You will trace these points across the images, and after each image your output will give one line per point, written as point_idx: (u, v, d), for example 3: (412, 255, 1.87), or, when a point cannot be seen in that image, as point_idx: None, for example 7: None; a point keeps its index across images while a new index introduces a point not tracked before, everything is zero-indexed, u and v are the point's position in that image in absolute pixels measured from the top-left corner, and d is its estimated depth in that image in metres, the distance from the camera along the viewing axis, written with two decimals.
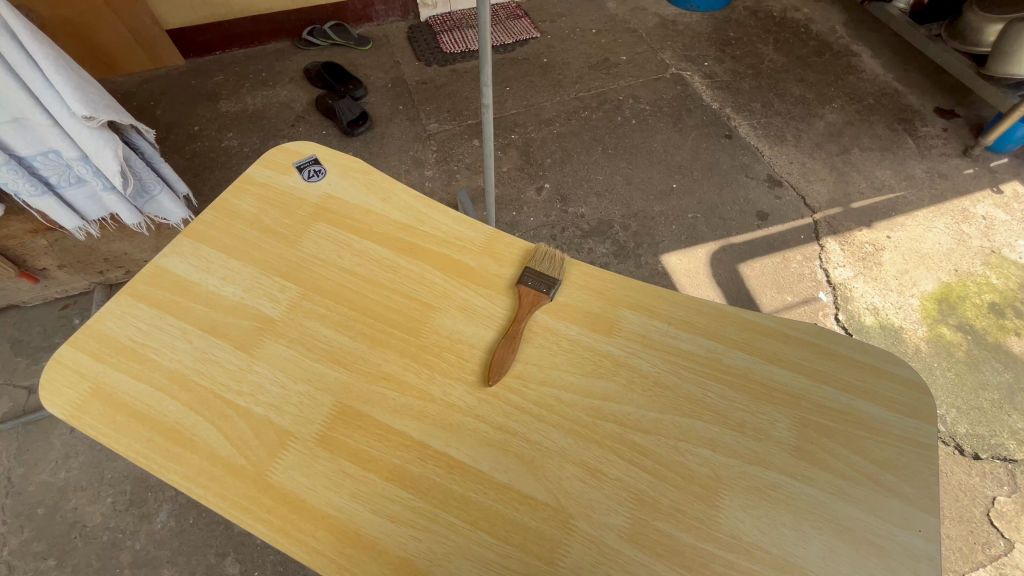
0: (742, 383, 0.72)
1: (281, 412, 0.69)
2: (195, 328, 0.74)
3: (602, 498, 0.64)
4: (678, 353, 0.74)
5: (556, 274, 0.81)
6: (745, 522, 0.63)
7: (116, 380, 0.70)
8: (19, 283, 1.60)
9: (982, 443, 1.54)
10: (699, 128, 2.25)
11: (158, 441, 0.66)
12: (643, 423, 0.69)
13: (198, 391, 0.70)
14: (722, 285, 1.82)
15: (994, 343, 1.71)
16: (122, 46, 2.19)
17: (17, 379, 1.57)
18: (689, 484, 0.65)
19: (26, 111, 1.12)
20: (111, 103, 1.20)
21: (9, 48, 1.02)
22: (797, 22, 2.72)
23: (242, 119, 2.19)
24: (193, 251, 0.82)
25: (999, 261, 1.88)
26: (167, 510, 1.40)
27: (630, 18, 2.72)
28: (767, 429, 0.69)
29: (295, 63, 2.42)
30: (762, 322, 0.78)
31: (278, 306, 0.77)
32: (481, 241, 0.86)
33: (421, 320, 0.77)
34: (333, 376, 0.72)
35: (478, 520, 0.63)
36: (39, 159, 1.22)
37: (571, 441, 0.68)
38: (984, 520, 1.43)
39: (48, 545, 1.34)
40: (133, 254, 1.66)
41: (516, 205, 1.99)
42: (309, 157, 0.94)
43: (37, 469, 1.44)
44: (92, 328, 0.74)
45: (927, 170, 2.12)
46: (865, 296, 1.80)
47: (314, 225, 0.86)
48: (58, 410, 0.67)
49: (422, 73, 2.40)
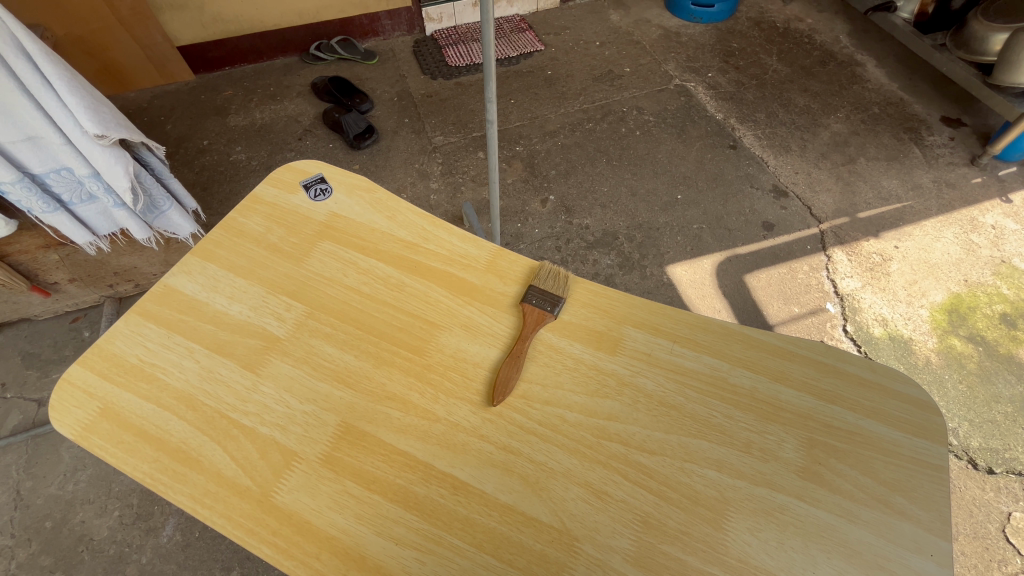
0: (747, 402, 0.71)
1: (286, 432, 0.69)
2: (202, 347, 0.75)
3: (607, 520, 0.64)
4: (683, 371, 0.74)
5: (559, 291, 0.81)
6: (752, 546, 0.62)
7: (125, 399, 0.71)
8: (30, 297, 1.62)
9: (996, 457, 1.51)
10: (703, 139, 2.26)
11: (165, 461, 0.66)
12: (647, 443, 0.69)
13: (205, 410, 0.70)
14: (729, 296, 1.82)
15: (1006, 354, 1.69)
16: (133, 62, 2.23)
17: (27, 392, 1.59)
18: (695, 505, 0.64)
19: (38, 130, 1.15)
20: (124, 122, 1.21)
21: (24, 70, 1.04)
22: (801, 32, 2.73)
23: (251, 132, 2.22)
24: (201, 270, 0.83)
25: (1009, 271, 1.86)
26: (173, 524, 1.41)
27: (633, 30, 2.74)
28: (774, 449, 0.68)
29: (301, 77, 2.45)
30: (767, 340, 0.77)
31: (283, 324, 0.78)
32: (485, 258, 0.86)
33: (426, 338, 0.77)
34: (338, 396, 0.72)
35: (482, 542, 0.62)
36: (51, 177, 1.24)
37: (576, 462, 0.67)
38: (999, 536, 1.41)
39: (55, 559, 1.35)
40: (143, 268, 1.68)
41: (521, 216, 2.00)
42: (316, 175, 0.95)
43: (45, 482, 1.45)
44: (101, 348, 0.75)
45: (934, 179, 2.11)
46: (874, 307, 1.78)
47: (319, 243, 0.87)
48: (66, 429, 0.68)
49: (427, 87, 2.42)
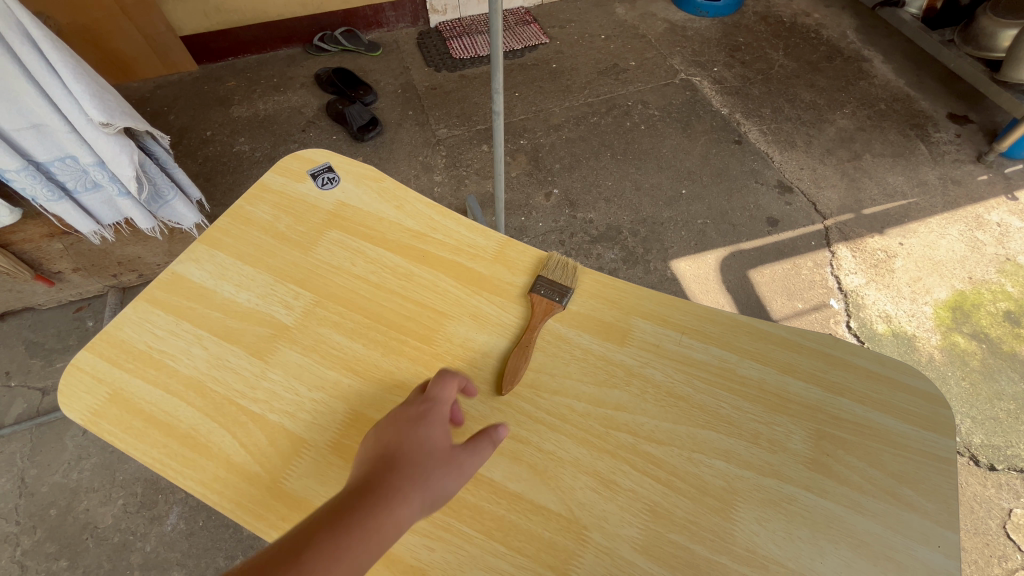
0: (755, 393, 0.71)
1: (295, 419, 0.69)
2: (210, 334, 0.75)
3: (615, 509, 0.64)
4: (691, 362, 0.74)
5: (568, 282, 0.80)
6: (760, 536, 0.62)
7: (134, 385, 0.71)
8: (35, 286, 1.62)
9: (998, 453, 1.51)
10: (708, 133, 2.25)
11: (175, 447, 0.67)
12: (656, 433, 0.69)
13: (213, 397, 0.70)
14: (732, 291, 1.82)
15: (1009, 352, 1.69)
16: (136, 51, 2.22)
17: (32, 380, 1.60)
18: (703, 495, 0.65)
19: (43, 117, 1.14)
20: (129, 110, 1.21)
21: (29, 56, 1.04)
22: (807, 27, 2.71)
23: (255, 123, 2.21)
24: (208, 258, 0.83)
25: (1014, 269, 1.86)
26: (177, 513, 1.41)
27: (639, 24, 2.72)
28: (783, 440, 0.68)
29: (305, 68, 2.44)
30: (775, 332, 0.77)
31: (291, 312, 0.78)
32: (493, 249, 0.86)
33: (434, 327, 0.77)
34: (346, 384, 0.72)
35: (490, 530, 0.63)
36: (56, 165, 1.24)
37: (584, 451, 0.67)
38: (999, 532, 1.41)
39: (60, 546, 1.35)
40: (147, 258, 1.68)
41: (525, 210, 2.00)
42: (323, 164, 0.94)
43: (50, 470, 1.45)
44: (109, 334, 0.75)
45: (939, 176, 2.10)
46: (877, 303, 1.78)
47: (327, 232, 0.86)
48: (76, 414, 0.69)
49: (432, 79, 2.41)
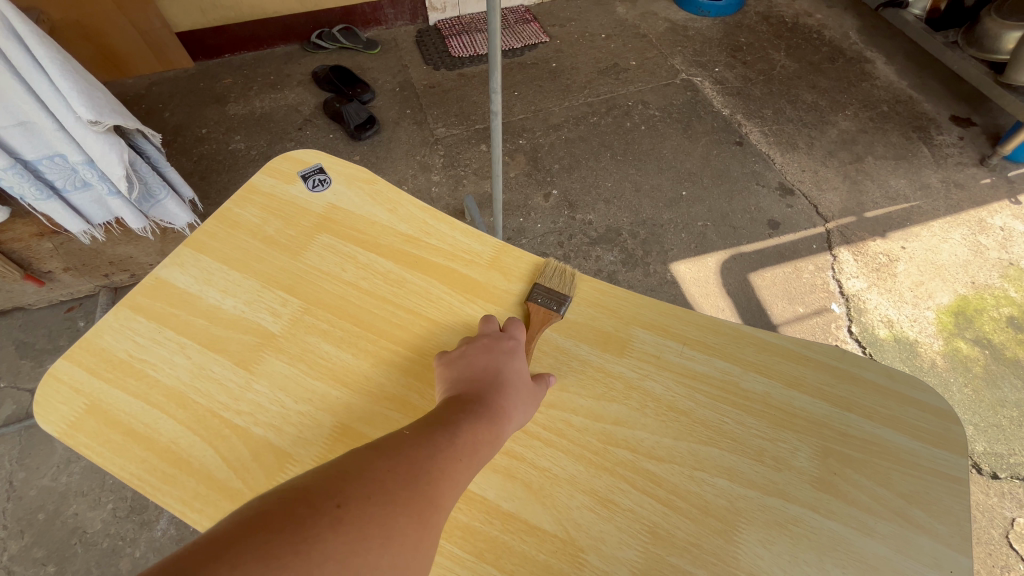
0: (760, 408, 0.69)
1: (281, 433, 0.67)
2: (194, 343, 0.72)
3: (613, 530, 0.61)
4: (693, 375, 0.71)
5: (566, 290, 0.78)
6: (765, 559, 0.60)
7: (113, 396, 0.68)
8: (24, 286, 1.59)
9: (1001, 461, 1.49)
10: (709, 134, 2.22)
11: (154, 462, 0.64)
12: (656, 450, 0.66)
13: (196, 409, 0.67)
14: (733, 295, 1.79)
15: (1012, 358, 1.66)
16: (130, 48, 2.19)
17: (20, 382, 1.56)
18: (705, 516, 0.62)
19: (30, 114, 1.11)
20: (118, 108, 1.18)
21: (15, 52, 1.01)
22: (810, 27, 2.68)
23: (249, 121, 2.18)
24: (193, 263, 0.80)
25: (1017, 274, 1.83)
26: (167, 518, 1.38)
27: (640, 23, 2.69)
28: (788, 458, 0.65)
29: (302, 66, 2.41)
30: (780, 344, 0.74)
31: (279, 320, 0.75)
32: (488, 254, 0.83)
33: (426, 337, 0.75)
34: (335, 396, 0.69)
35: (483, 551, 0.60)
36: (44, 163, 1.21)
37: (582, 468, 0.65)
38: (1002, 542, 1.39)
39: (47, 552, 1.32)
40: (139, 258, 1.65)
41: (523, 211, 1.97)
42: (314, 165, 0.91)
43: (37, 474, 1.43)
44: (89, 342, 0.72)
45: (942, 179, 2.08)
46: (879, 308, 1.76)
47: (317, 236, 0.84)
48: (52, 426, 0.66)
49: (430, 78, 2.38)
